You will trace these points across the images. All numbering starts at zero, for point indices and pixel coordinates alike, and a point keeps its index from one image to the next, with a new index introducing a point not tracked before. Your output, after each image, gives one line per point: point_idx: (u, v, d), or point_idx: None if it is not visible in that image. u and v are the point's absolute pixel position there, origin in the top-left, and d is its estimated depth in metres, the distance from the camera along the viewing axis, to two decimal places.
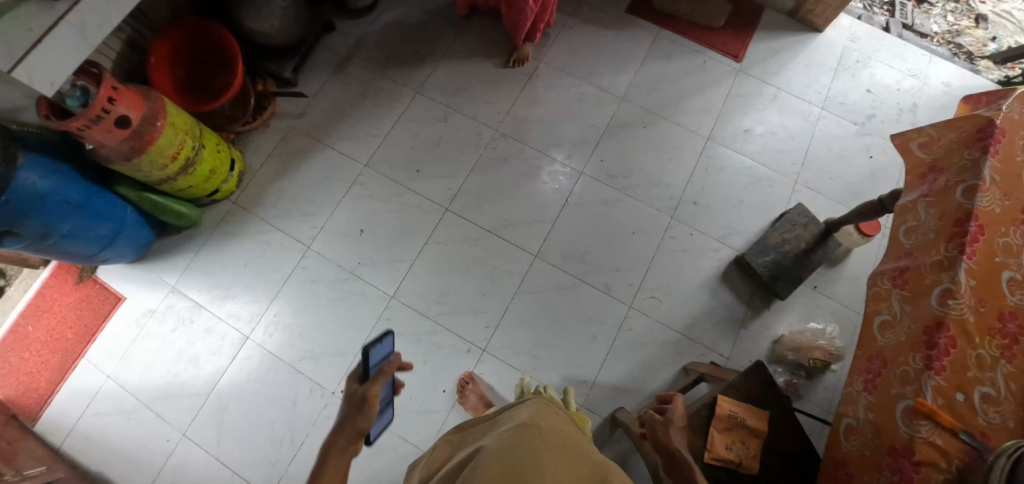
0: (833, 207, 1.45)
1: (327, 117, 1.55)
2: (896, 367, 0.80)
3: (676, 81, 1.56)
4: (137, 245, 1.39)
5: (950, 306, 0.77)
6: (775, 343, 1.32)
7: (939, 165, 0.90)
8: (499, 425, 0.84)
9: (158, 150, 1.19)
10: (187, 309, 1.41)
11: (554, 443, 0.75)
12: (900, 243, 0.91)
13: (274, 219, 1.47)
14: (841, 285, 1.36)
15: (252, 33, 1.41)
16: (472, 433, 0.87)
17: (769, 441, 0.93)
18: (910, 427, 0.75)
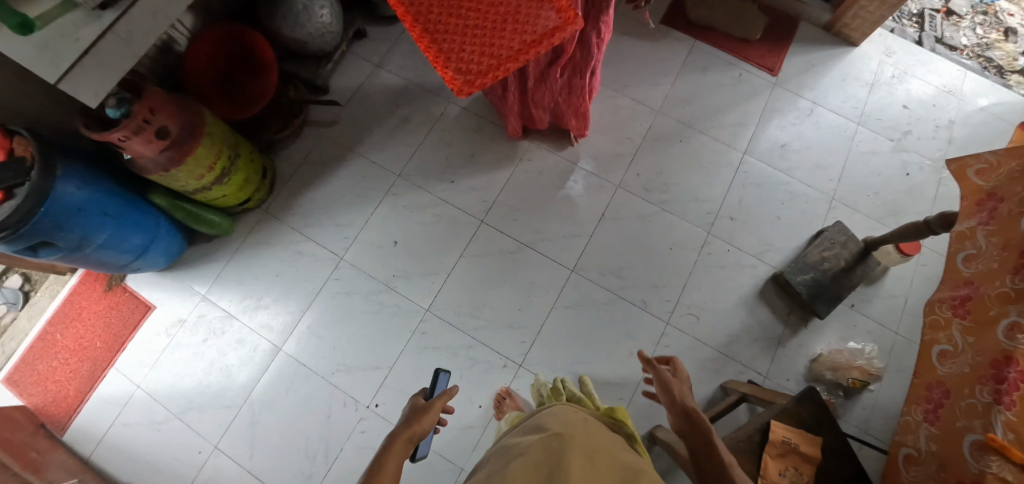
0: (870, 225, 1.44)
1: (361, 126, 1.54)
2: (960, 399, 0.79)
3: (711, 94, 1.56)
4: (167, 254, 1.37)
5: (1020, 341, 0.76)
6: (812, 362, 1.31)
7: (998, 194, 0.89)
8: (524, 435, 0.81)
9: (196, 161, 1.17)
10: (218, 319, 1.40)
11: (597, 457, 0.71)
12: (959, 271, 0.90)
13: (307, 230, 1.46)
14: (878, 304, 1.36)
15: (288, 41, 1.40)
16: (502, 445, 0.84)
17: (824, 469, 0.92)
18: (979, 462, 0.74)
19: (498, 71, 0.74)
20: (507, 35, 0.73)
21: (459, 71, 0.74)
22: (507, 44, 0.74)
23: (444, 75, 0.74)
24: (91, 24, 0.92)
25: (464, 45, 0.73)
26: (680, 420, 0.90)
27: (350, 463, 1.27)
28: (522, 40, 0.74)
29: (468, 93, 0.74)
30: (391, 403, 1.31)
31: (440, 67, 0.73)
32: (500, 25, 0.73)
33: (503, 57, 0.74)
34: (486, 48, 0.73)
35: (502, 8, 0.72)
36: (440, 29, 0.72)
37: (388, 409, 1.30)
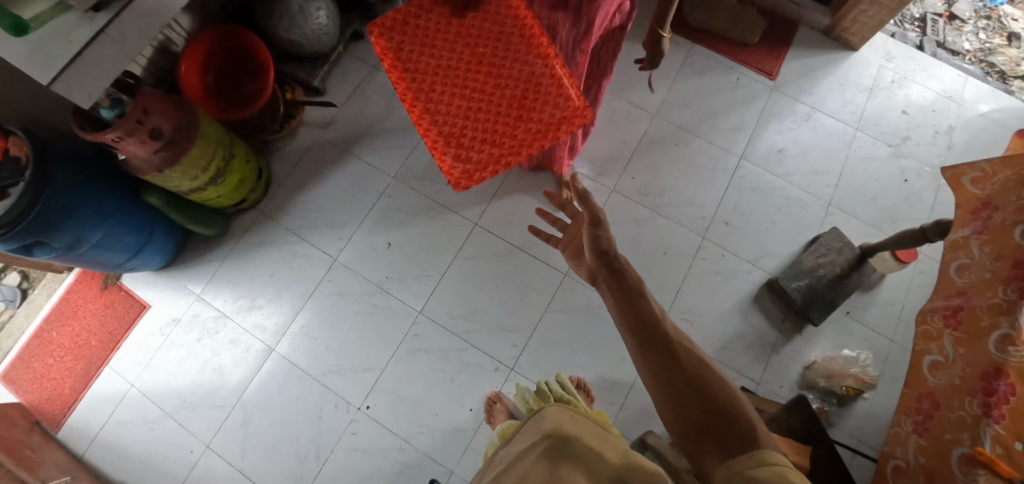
0: (867, 231, 1.43)
1: (357, 127, 1.54)
2: (950, 411, 0.78)
3: (708, 97, 1.55)
4: (162, 253, 1.37)
5: (1011, 354, 0.75)
6: (806, 369, 1.30)
7: (993, 202, 0.88)
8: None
9: (191, 162, 1.17)
10: (212, 319, 1.41)
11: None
12: (952, 281, 0.89)
13: (301, 231, 1.46)
14: (874, 311, 1.35)
15: (284, 42, 1.40)
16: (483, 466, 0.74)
17: (813, 478, 0.91)
18: (967, 476, 0.73)
19: (496, 164, 0.84)
20: (505, 135, 0.84)
21: (457, 164, 0.83)
22: (505, 143, 0.84)
23: (445, 165, 0.83)
24: (85, 25, 0.92)
25: (466, 142, 0.84)
26: (602, 270, 0.78)
27: (341, 464, 1.27)
28: (519, 140, 0.84)
29: (466, 189, 0.82)
30: (382, 405, 1.31)
31: (440, 160, 0.83)
32: (501, 127, 0.84)
33: (500, 154, 0.84)
34: (484, 147, 0.84)
35: (506, 112, 0.84)
36: (445, 129, 0.83)
37: (379, 411, 1.30)
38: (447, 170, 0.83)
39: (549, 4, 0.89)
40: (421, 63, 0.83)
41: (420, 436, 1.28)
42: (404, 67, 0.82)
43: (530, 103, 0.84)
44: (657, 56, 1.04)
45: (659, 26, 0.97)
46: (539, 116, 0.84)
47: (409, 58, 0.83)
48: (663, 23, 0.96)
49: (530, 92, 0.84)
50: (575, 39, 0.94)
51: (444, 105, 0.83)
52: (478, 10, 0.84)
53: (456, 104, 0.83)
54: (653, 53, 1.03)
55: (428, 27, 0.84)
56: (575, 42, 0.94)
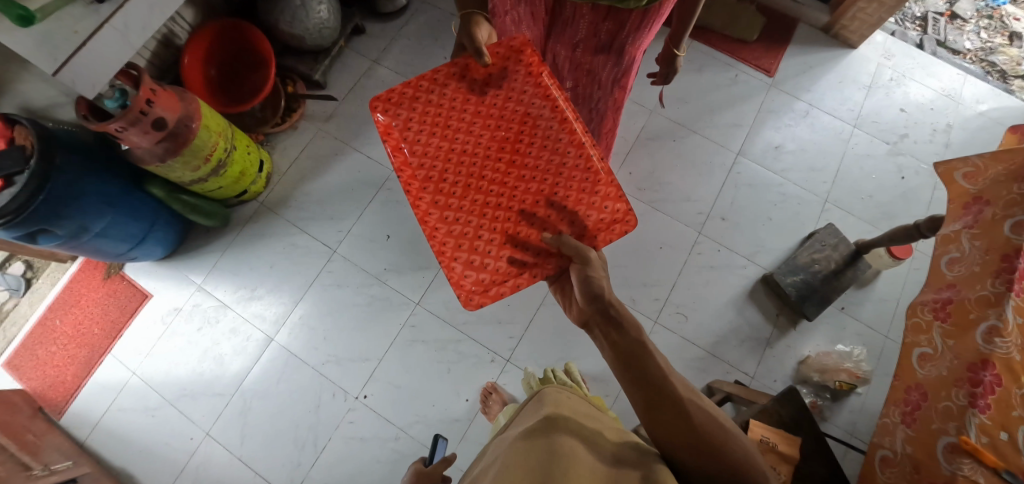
0: (863, 227, 1.44)
1: (358, 121, 1.56)
2: (937, 402, 0.78)
3: (707, 94, 1.56)
4: (164, 243, 1.39)
5: (997, 345, 0.75)
6: (799, 364, 1.31)
7: (984, 198, 0.89)
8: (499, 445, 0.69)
9: (193, 151, 1.19)
10: (213, 308, 1.43)
11: (582, 459, 0.56)
12: (942, 274, 0.89)
13: (301, 222, 1.48)
14: (868, 307, 1.35)
15: (286, 36, 1.41)
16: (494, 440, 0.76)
17: (801, 467, 0.92)
18: (952, 465, 0.73)
19: (512, 277, 0.80)
20: (523, 244, 0.80)
21: (468, 276, 0.80)
22: (524, 253, 0.80)
23: (453, 277, 0.79)
24: (90, 16, 0.93)
25: (478, 249, 0.81)
26: (596, 315, 0.73)
27: (339, 453, 1.29)
28: (538, 249, 0.80)
29: (477, 305, 0.78)
30: (379, 395, 1.32)
31: (450, 270, 0.79)
32: (519, 234, 0.81)
33: (516, 266, 0.79)
34: (497, 256, 0.80)
35: (525, 218, 0.81)
36: (458, 235, 0.81)
37: (377, 401, 1.32)
38: (456, 281, 0.79)
39: (592, 51, 0.96)
40: (435, 165, 0.84)
41: (416, 425, 1.30)
42: (418, 167, 0.83)
43: (549, 210, 0.81)
44: (671, 73, 1.05)
45: (674, 45, 0.98)
46: (564, 224, 0.81)
47: (423, 159, 0.84)
48: (678, 43, 0.97)
49: (552, 196, 0.82)
50: (615, 77, 1.03)
51: (457, 208, 0.82)
52: (503, 98, 0.86)
53: (470, 207, 0.82)
54: (666, 70, 1.05)
55: (446, 121, 0.85)
56: (615, 80, 1.03)
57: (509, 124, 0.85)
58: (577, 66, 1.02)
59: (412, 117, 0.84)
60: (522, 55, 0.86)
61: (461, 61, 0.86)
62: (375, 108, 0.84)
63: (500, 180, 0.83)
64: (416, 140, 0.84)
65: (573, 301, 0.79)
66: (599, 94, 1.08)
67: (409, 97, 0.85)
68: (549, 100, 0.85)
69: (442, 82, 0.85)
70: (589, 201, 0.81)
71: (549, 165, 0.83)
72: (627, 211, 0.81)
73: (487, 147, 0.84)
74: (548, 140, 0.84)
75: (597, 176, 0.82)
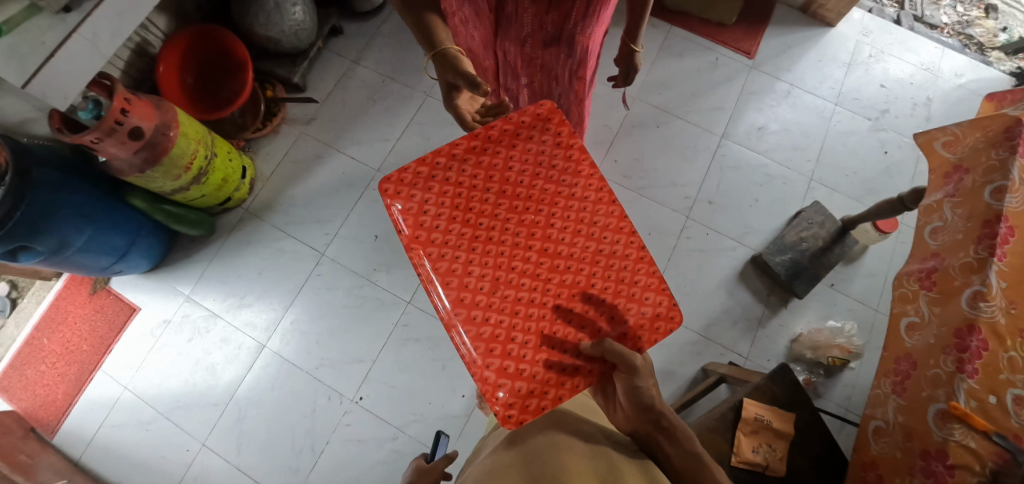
0: (849, 204, 1.44)
1: (339, 123, 1.55)
2: (926, 369, 0.78)
3: (688, 79, 1.56)
4: (149, 256, 1.38)
5: (982, 310, 0.75)
6: (793, 342, 1.32)
7: (964, 165, 0.90)
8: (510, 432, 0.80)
9: (172, 161, 1.18)
10: (202, 318, 1.41)
11: (574, 446, 0.67)
12: (926, 244, 0.90)
13: (287, 227, 1.47)
14: (858, 282, 1.36)
15: (262, 39, 1.40)
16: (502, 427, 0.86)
17: (796, 443, 0.92)
18: (943, 431, 0.72)
19: (551, 386, 0.64)
20: (561, 345, 0.65)
21: (501, 387, 0.63)
22: (563, 360, 0.65)
23: (486, 391, 0.63)
24: (57, 27, 0.92)
25: (513, 354, 0.65)
26: (646, 424, 0.72)
27: (337, 456, 1.28)
28: (578, 353, 0.65)
29: (517, 424, 0.62)
30: (376, 396, 1.32)
31: (481, 382, 0.63)
32: (556, 335, 0.66)
33: (555, 373, 0.64)
34: (535, 365, 0.64)
35: (561, 315, 0.66)
36: (487, 338, 0.65)
37: (373, 402, 1.31)
38: (490, 393, 0.63)
39: (541, 43, 0.82)
40: (457, 255, 0.68)
41: (414, 424, 1.30)
42: (438, 257, 0.67)
43: (589, 307, 0.67)
44: (631, 73, 0.96)
45: (632, 41, 0.90)
46: (604, 321, 0.66)
47: (444, 248, 0.68)
48: (636, 37, 0.89)
49: (590, 289, 0.67)
50: (572, 70, 0.89)
51: (486, 307, 0.66)
52: (531, 175, 0.71)
53: (500, 305, 0.67)
54: (626, 70, 0.95)
55: (468, 202, 0.69)
56: (572, 73, 0.89)
57: (538, 205, 0.70)
58: (529, 62, 0.87)
59: (428, 199, 0.69)
60: (550, 123, 0.73)
61: (483, 132, 0.72)
62: (386, 193, 0.68)
63: (532, 272, 0.68)
64: (435, 225, 0.68)
65: (618, 406, 0.74)
66: (559, 91, 0.95)
67: (424, 176, 0.70)
68: (582, 176, 0.71)
69: (461, 157, 0.71)
70: (627, 292, 0.67)
71: (586, 252, 0.69)
72: (673, 305, 0.66)
73: (516, 233, 0.69)
74: (584, 222, 0.70)
75: (637, 263, 0.68)
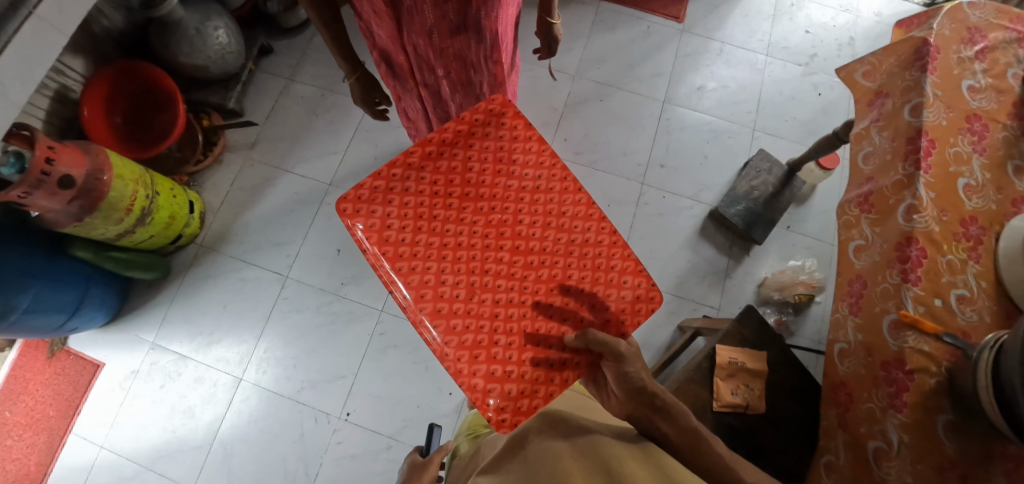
0: (793, 147, 1.50)
1: (283, 143, 1.52)
2: (876, 286, 0.81)
3: (624, 50, 1.59)
4: (104, 308, 1.32)
5: (916, 221, 0.78)
6: (759, 287, 1.36)
7: (884, 90, 0.94)
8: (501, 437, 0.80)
9: (111, 205, 1.13)
10: (172, 363, 1.37)
11: (564, 437, 0.69)
12: (861, 170, 0.94)
13: (245, 255, 1.43)
14: (811, 221, 1.41)
15: (188, 68, 1.36)
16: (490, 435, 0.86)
17: (772, 379, 0.96)
18: (898, 340, 0.75)
19: (541, 383, 0.65)
20: (545, 342, 0.66)
21: (491, 393, 0.64)
22: (549, 355, 0.66)
23: (476, 399, 0.63)
24: None
25: (498, 357, 0.66)
26: (640, 407, 0.74)
27: (333, 476, 1.26)
28: (563, 346, 0.67)
29: (511, 428, 0.63)
30: (363, 410, 1.30)
31: (470, 391, 0.64)
32: (539, 331, 0.67)
33: (543, 370, 0.65)
34: (523, 365, 0.65)
35: (542, 312, 0.67)
36: (470, 345, 0.65)
37: (361, 416, 1.30)
38: (481, 400, 0.63)
39: (449, 31, 0.76)
40: (429, 266, 0.67)
41: (406, 430, 1.29)
42: (410, 271, 0.66)
43: (568, 298, 0.68)
44: (553, 44, 0.98)
45: (547, 14, 0.90)
46: (585, 311, 0.67)
47: (414, 261, 0.67)
48: (551, 11, 0.90)
49: (567, 281, 0.68)
50: (484, 55, 0.81)
51: (466, 314, 0.67)
52: (493, 173, 0.70)
53: (480, 310, 0.67)
54: (547, 41, 0.97)
55: (432, 211, 0.69)
56: (486, 57, 0.81)
57: (504, 203, 0.70)
58: (441, 52, 0.80)
59: (390, 213, 0.67)
60: (504, 116, 0.72)
61: (436, 135, 0.70)
62: (344, 213, 0.66)
63: (507, 272, 0.68)
64: (400, 239, 0.67)
65: (610, 392, 0.76)
66: (479, 78, 0.87)
67: (381, 190, 0.68)
68: (544, 167, 0.71)
69: (418, 164, 0.69)
70: (605, 279, 0.68)
71: (559, 244, 0.69)
72: (651, 286, 0.67)
73: (485, 235, 0.69)
74: (553, 214, 0.70)
75: (611, 248, 0.69)
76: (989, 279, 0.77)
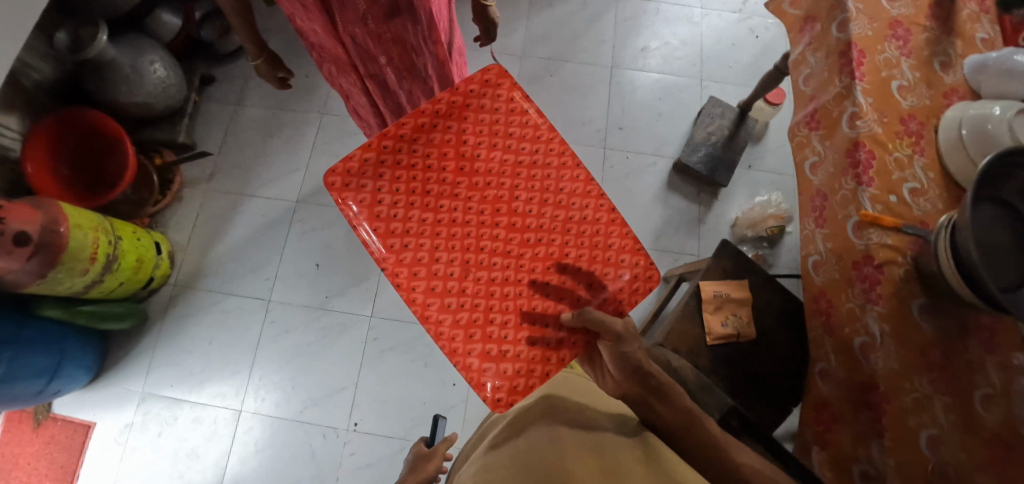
0: (741, 91, 1.55)
1: (242, 169, 1.50)
2: (836, 195, 0.85)
3: (564, 24, 1.61)
4: (85, 366, 1.28)
5: (860, 127, 0.82)
6: (733, 227, 1.40)
7: (812, 14, 0.98)
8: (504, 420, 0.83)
9: (73, 256, 1.09)
10: (166, 408, 1.33)
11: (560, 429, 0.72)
12: (804, 93, 0.98)
13: (223, 286, 1.41)
14: (770, 157, 1.47)
15: (129, 108, 1.32)
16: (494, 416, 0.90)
17: (757, 305, 1.00)
18: (863, 239, 0.79)
19: (538, 363, 0.65)
20: (542, 320, 0.66)
21: (487, 373, 0.64)
22: (547, 334, 0.66)
23: (471, 379, 0.63)
24: None
25: (494, 336, 0.65)
26: (636, 387, 0.75)
27: None
28: (560, 326, 0.66)
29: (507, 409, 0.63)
30: (369, 418, 1.29)
31: (466, 372, 0.64)
32: (536, 310, 0.66)
33: (540, 349, 0.66)
34: (519, 345, 0.65)
35: (538, 290, 0.67)
36: (466, 324, 0.65)
37: (369, 423, 1.29)
38: (477, 380, 0.64)
39: (381, 16, 0.76)
40: (421, 243, 0.66)
41: (417, 428, 1.29)
42: (402, 247, 0.66)
43: (566, 276, 0.67)
44: (492, 29, 1.00)
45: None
46: (583, 290, 0.67)
47: (406, 237, 0.66)
48: None
49: (565, 258, 0.67)
50: (423, 37, 0.80)
51: (462, 293, 0.66)
52: (488, 148, 0.69)
53: (475, 290, 0.66)
54: (485, 26, 0.98)
55: (425, 186, 0.68)
56: (424, 38, 0.80)
57: (500, 178, 0.69)
58: (378, 39, 0.80)
59: (381, 186, 0.67)
60: (500, 88, 0.71)
61: (428, 108, 0.69)
62: (333, 186, 0.66)
63: (503, 249, 0.67)
64: (392, 214, 0.67)
65: (606, 372, 0.76)
66: (422, 62, 0.86)
67: (372, 162, 0.67)
68: (542, 140, 0.70)
69: (410, 137, 0.68)
70: (604, 258, 0.67)
71: (556, 221, 0.68)
72: (650, 264, 0.68)
73: (480, 211, 0.68)
74: (551, 189, 0.68)
75: (609, 226, 0.68)
76: (936, 170, 0.82)
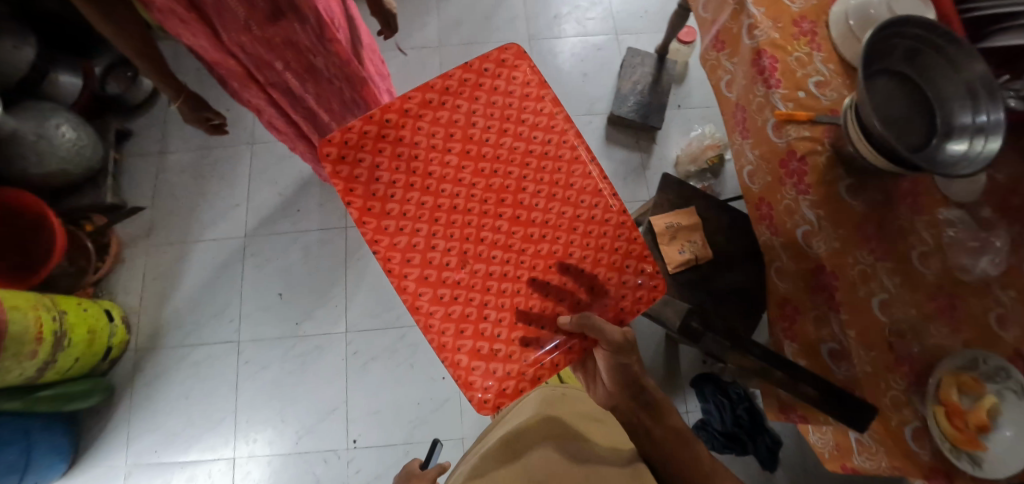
0: (655, 37, 1.60)
1: (180, 217, 1.45)
2: (752, 104, 0.89)
3: (474, 7, 1.63)
4: (57, 454, 1.21)
5: (758, 35, 0.86)
6: (676, 167, 1.45)
7: None
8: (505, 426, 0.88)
9: (17, 339, 1.00)
10: (155, 476, 1.27)
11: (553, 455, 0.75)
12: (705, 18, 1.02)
13: (188, 339, 1.36)
14: (695, 93, 1.52)
15: (43, 179, 1.26)
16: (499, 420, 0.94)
17: (707, 227, 1.03)
18: (785, 137, 0.81)
19: (528, 365, 0.64)
20: (538, 320, 0.65)
21: (477, 371, 0.63)
22: (541, 332, 0.65)
23: (460, 378, 0.62)
24: None
25: (485, 334, 0.64)
26: (629, 401, 0.75)
27: None
28: (557, 328, 0.66)
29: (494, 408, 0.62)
30: (367, 432, 1.28)
31: (455, 372, 0.62)
32: (533, 309, 0.65)
33: (533, 347, 0.65)
34: (509, 344, 0.64)
35: (538, 289, 0.65)
36: (458, 318, 0.63)
37: (368, 437, 1.27)
38: (465, 379, 0.62)
39: (265, 19, 0.74)
40: (418, 228, 0.64)
41: (417, 430, 1.28)
42: (397, 229, 0.63)
43: (567, 277, 0.65)
44: (392, 19, 0.99)
45: None
46: (582, 292, 0.66)
47: (402, 220, 0.63)
48: None
49: (569, 257, 0.66)
50: (317, 36, 0.79)
51: (460, 285, 0.64)
52: (499, 134, 0.66)
53: (471, 282, 0.64)
54: (385, 17, 0.98)
55: (427, 169, 0.64)
56: (318, 37, 0.79)
57: (507, 166, 0.66)
58: (269, 44, 0.79)
59: (380, 162, 0.63)
60: (517, 69, 0.67)
61: (438, 83, 0.65)
62: (328, 156, 0.61)
63: (504, 243, 0.65)
64: (389, 194, 0.63)
65: (600, 380, 0.78)
66: (322, 61, 0.84)
67: (373, 135, 0.63)
68: (554, 131, 0.67)
69: (417, 114, 0.64)
70: (609, 262, 0.66)
71: (563, 218, 0.66)
72: (657, 272, 0.66)
73: (483, 199, 0.65)
74: (560, 185, 0.66)
75: (619, 230, 0.66)
76: (835, 61, 0.83)
